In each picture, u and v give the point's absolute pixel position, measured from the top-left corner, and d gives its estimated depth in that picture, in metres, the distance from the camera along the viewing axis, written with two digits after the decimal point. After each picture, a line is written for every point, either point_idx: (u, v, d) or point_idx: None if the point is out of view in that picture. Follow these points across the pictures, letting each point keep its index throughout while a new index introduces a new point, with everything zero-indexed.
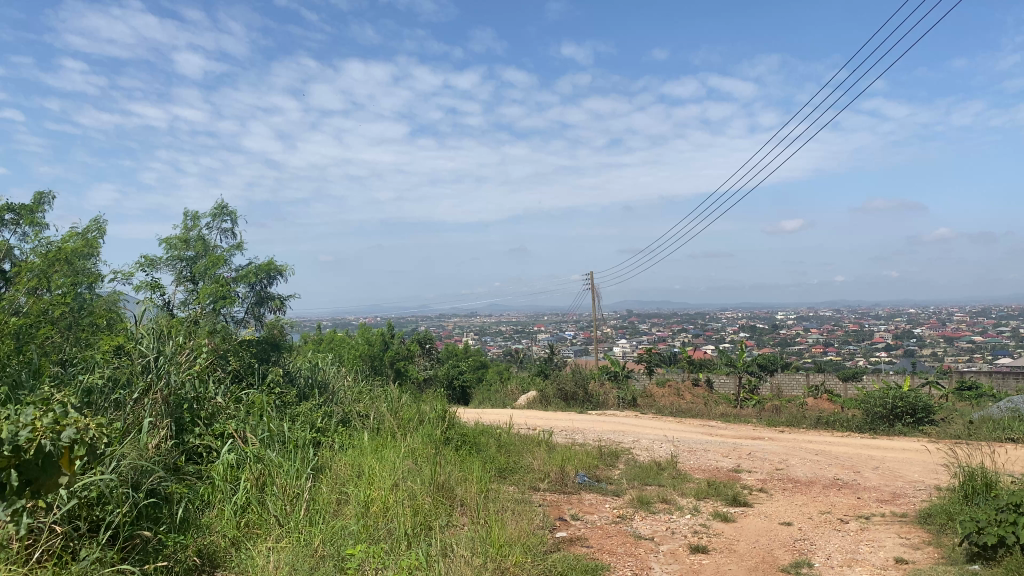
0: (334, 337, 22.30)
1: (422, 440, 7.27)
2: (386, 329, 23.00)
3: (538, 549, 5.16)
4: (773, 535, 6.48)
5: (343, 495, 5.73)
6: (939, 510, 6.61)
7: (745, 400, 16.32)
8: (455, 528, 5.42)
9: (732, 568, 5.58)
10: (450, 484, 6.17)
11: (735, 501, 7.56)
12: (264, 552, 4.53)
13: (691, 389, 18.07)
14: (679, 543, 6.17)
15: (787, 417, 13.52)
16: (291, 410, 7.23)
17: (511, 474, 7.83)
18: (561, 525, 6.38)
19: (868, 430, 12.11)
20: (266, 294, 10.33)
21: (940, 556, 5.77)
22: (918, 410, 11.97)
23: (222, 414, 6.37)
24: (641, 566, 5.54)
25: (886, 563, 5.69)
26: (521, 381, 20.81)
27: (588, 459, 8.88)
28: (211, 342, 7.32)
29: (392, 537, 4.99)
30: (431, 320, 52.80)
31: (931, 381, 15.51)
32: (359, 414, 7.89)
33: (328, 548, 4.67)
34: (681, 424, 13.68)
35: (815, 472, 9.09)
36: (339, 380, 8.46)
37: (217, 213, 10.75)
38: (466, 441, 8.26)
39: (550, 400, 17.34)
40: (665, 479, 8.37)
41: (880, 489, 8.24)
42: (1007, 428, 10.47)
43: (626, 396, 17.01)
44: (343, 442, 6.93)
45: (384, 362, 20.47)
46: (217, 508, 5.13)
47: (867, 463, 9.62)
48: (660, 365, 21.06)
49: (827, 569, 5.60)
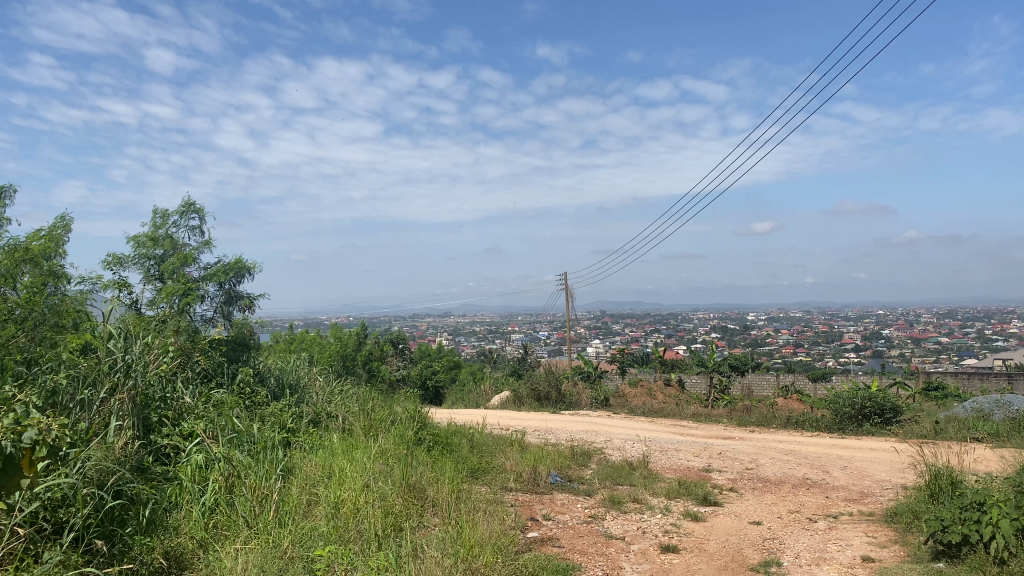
0: (305, 337, 22.13)
1: (393, 440, 7.23)
2: (358, 328, 22.87)
3: (509, 550, 5.15)
4: (743, 534, 6.53)
5: (314, 495, 5.70)
6: (905, 509, 6.71)
7: (716, 400, 16.44)
8: (425, 529, 5.41)
9: (702, 567, 5.61)
10: (422, 485, 6.13)
11: (706, 501, 7.60)
12: (232, 554, 4.48)
13: (663, 389, 18.18)
14: (649, 543, 6.20)
15: (758, 417, 13.63)
16: (260, 410, 7.16)
17: (484, 474, 7.82)
18: (532, 525, 6.39)
19: (837, 430, 12.25)
20: (235, 293, 10.22)
21: (906, 554, 5.85)
22: (886, 410, 12.14)
23: (190, 414, 6.29)
24: (612, 566, 5.55)
25: (853, 562, 5.74)
26: (494, 381, 20.80)
27: (560, 459, 8.89)
28: (179, 342, 7.23)
29: (362, 538, 4.96)
30: (404, 320, 52.64)
31: (898, 382, 15.76)
32: (329, 414, 7.84)
33: (297, 550, 4.63)
34: (653, 424, 13.74)
35: (784, 471, 9.17)
36: (310, 380, 8.40)
37: (184, 210, 10.62)
38: (438, 441, 8.23)
39: (523, 401, 17.34)
40: (636, 479, 8.41)
41: (848, 488, 8.33)
42: (972, 428, 10.66)
43: (598, 396, 17.08)
44: (313, 443, 6.88)
45: (357, 362, 20.36)
46: (185, 509, 5.07)
47: (836, 462, 9.73)
48: (632, 365, 21.18)
49: (796, 568, 5.65)
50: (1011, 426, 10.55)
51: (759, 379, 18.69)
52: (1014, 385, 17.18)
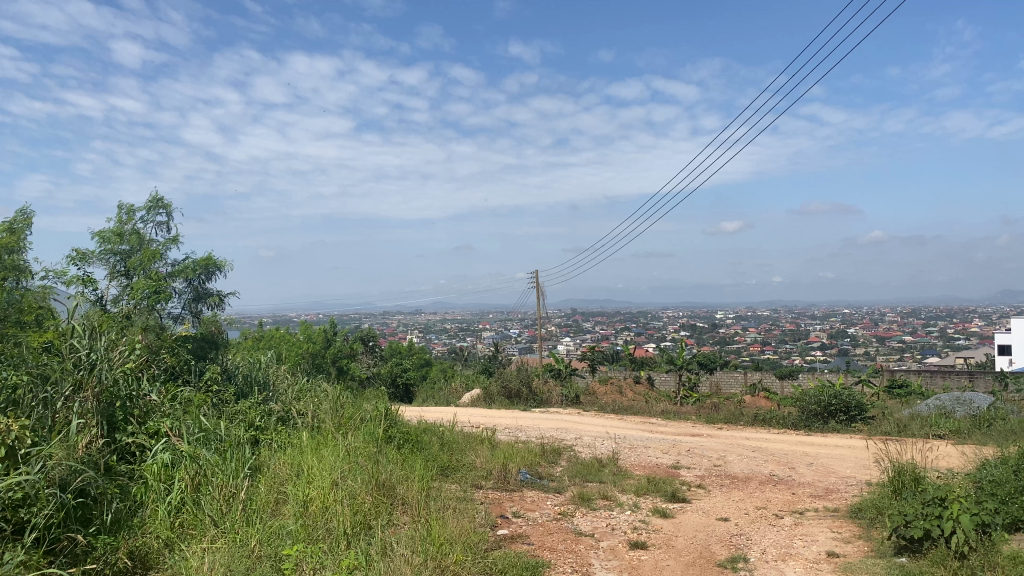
0: (273, 334, 21.87)
1: (363, 438, 7.19)
2: (328, 325, 22.66)
3: (479, 547, 5.14)
4: (711, 530, 6.60)
5: (282, 494, 5.66)
6: (869, 505, 6.83)
7: (685, 397, 16.61)
8: (394, 527, 5.39)
9: (670, 563, 5.67)
10: (391, 483, 6.10)
11: (674, 497, 7.68)
12: (199, 553, 4.44)
13: (633, 387, 18.34)
14: (619, 539, 6.25)
15: (726, 414, 13.79)
16: (228, 408, 7.08)
17: (454, 472, 7.81)
18: (502, 522, 6.39)
19: (803, 428, 12.41)
20: (204, 290, 10.10)
21: (870, 549, 5.94)
22: (851, 407, 12.30)
23: (157, 412, 6.21)
24: (581, 562, 5.58)
25: (818, 557, 5.83)
26: (465, 378, 20.81)
27: (530, 457, 8.92)
28: (145, 339, 7.14)
29: (331, 537, 4.94)
30: (375, 318, 52.42)
31: (863, 380, 16.04)
32: (298, 412, 7.78)
33: (265, 549, 4.60)
34: (622, 421, 13.86)
35: (751, 468, 9.28)
36: (279, 378, 8.33)
37: (152, 206, 10.47)
38: (408, 439, 8.20)
39: (494, 398, 17.24)
40: (606, 476, 8.47)
41: (814, 485, 8.45)
42: (935, 425, 10.88)
43: (569, 394, 17.19)
44: (282, 441, 6.83)
45: (327, 360, 20.24)
46: (150, 508, 5.01)
47: (802, 459, 9.86)
48: (603, 363, 21.33)
49: (762, 563, 5.72)
50: (971, 424, 10.75)
51: (727, 376, 18.87)
52: (976, 384, 17.50)
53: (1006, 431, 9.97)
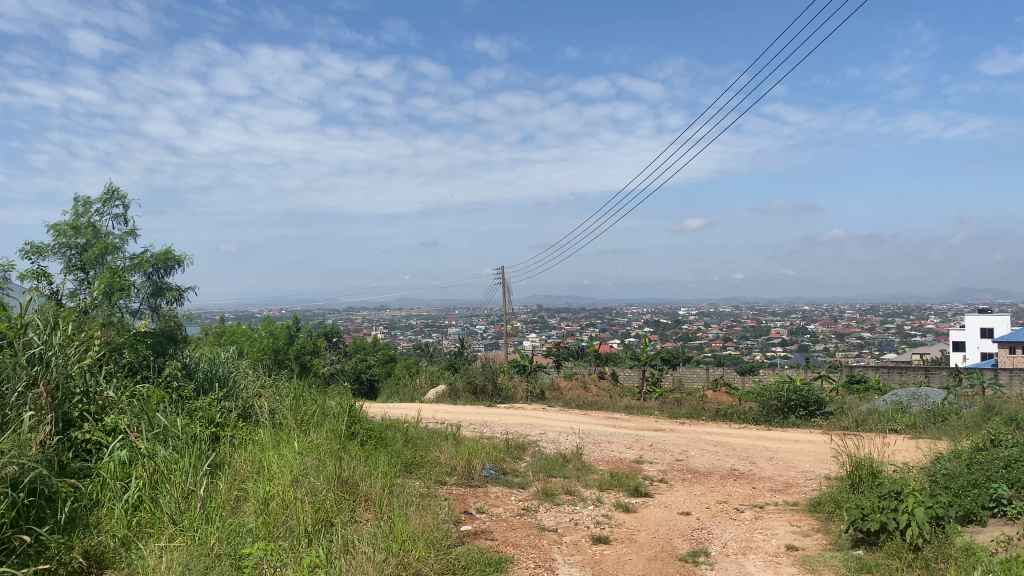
0: (235, 329, 21.57)
1: (325, 434, 7.15)
2: (291, 321, 22.41)
3: (442, 543, 5.14)
4: (673, 525, 6.66)
5: (242, 492, 5.61)
6: (828, 499, 6.94)
7: (648, 392, 16.76)
8: (357, 524, 5.37)
9: (632, 557, 5.71)
10: (354, 479, 6.07)
11: (637, 492, 7.74)
12: (157, 552, 4.38)
13: (597, 382, 18.48)
14: (581, 534, 6.28)
15: (688, 409, 13.93)
16: (188, 404, 6.99)
17: (417, 468, 7.78)
18: (466, 518, 6.39)
19: (764, 422, 12.57)
20: (163, 284, 9.96)
21: (828, 542, 6.04)
22: (811, 402, 12.49)
23: (114, 408, 6.10)
24: (544, 558, 5.60)
25: (777, 550, 5.92)
26: (430, 374, 20.76)
27: (494, 452, 8.91)
28: (104, 335, 7.02)
29: (292, 535, 4.91)
30: (339, 314, 52.08)
31: (823, 375, 16.33)
32: (259, 409, 7.71)
33: (224, 547, 4.55)
34: (586, 416, 13.94)
35: (713, 463, 9.38)
36: (240, 373, 8.21)
37: (107, 198, 10.27)
38: (372, 436, 8.15)
39: (459, 394, 17.21)
40: (569, 471, 8.50)
41: (774, 479, 8.57)
42: (891, 420, 11.09)
43: (534, 390, 17.27)
44: (242, 438, 6.76)
45: (289, 356, 20.08)
46: (107, 506, 4.92)
47: (762, 453, 9.99)
48: (567, 359, 21.44)
49: (723, 557, 5.79)
50: (927, 419, 10.98)
51: (690, 372, 19.06)
52: (931, 379, 17.88)
53: (959, 425, 10.20)
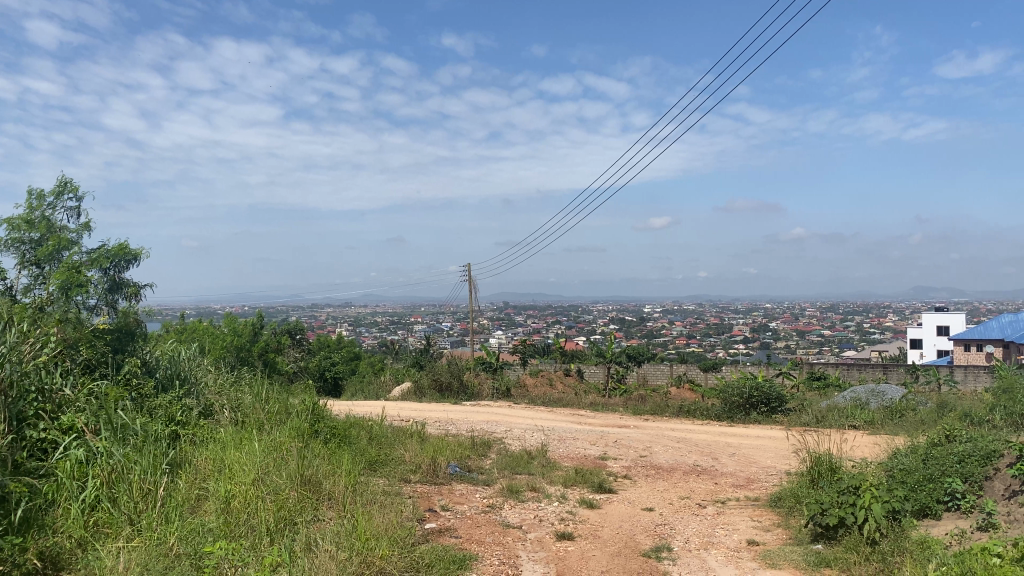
0: (197, 326, 21.27)
1: (288, 431, 7.10)
2: (254, 318, 22.16)
3: (406, 541, 5.14)
4: (636, 520, 6.72)
5: (203, 491, 5.55)
6: (788, 494, 7.04)
7: (614, 389, 16.87)
8: (320, 523, 5.34)
9: (596, 554, 5.74)
10: (317, 478, 6.03)
11: (601, 488, 7.79)
12: (114, 553, 4.31)
13: (562, 380, 18.56)
14: (546, 531, 6.30)
15: (652, 406, 14.05)
16: (147, 402, 6.88)
17: (382, 466, 7.74)
18: (430, 516, 6.37)
19: (726, 419, 12.71)
20: (121, 279, 9.82)
21: (788, 536, 6.12)
22: (772, 399, 12.68)
23: (71, 406, 5.98)
24: (508, 554, 5.61)
25: (739, 545, 5.99)
26: (394, 372, 20.67)
27: (459, 450, 8.89)
28: (60, 332, 6.86)
29: (254, 534, 4.86)
30: (303, 311, 51.60)
31: (784, 372, 16.57)
32: (221, 407, 7.62)
33: (183, 547, 4.49)
34: (552, 413, 13.99)
35: (676, 459, 9.48)
36: (200, 370, 8.08)
37: (59, 190, 10.06)
38: (336, 433, 8.09)
39: (425, 392, 17.16)
40: (534, 468, 8.51)
41: (736, 474, 8.69)
42: (850, 416, 11.30)
43: (500, 387, 17.28)
44: (203, 436, 6.69)
45: (253, 354, 19.86)
46: (62, 506, 4.82)
47: (725, 449, 10.11)
48: (533, 356, 21.48)
49: (685, 552, 5.85)
50: (884, 415, 11.19)
51: (654, 369, 19.22)
52: (888, 376, 18.21)
53: (916, 422, 10.41)
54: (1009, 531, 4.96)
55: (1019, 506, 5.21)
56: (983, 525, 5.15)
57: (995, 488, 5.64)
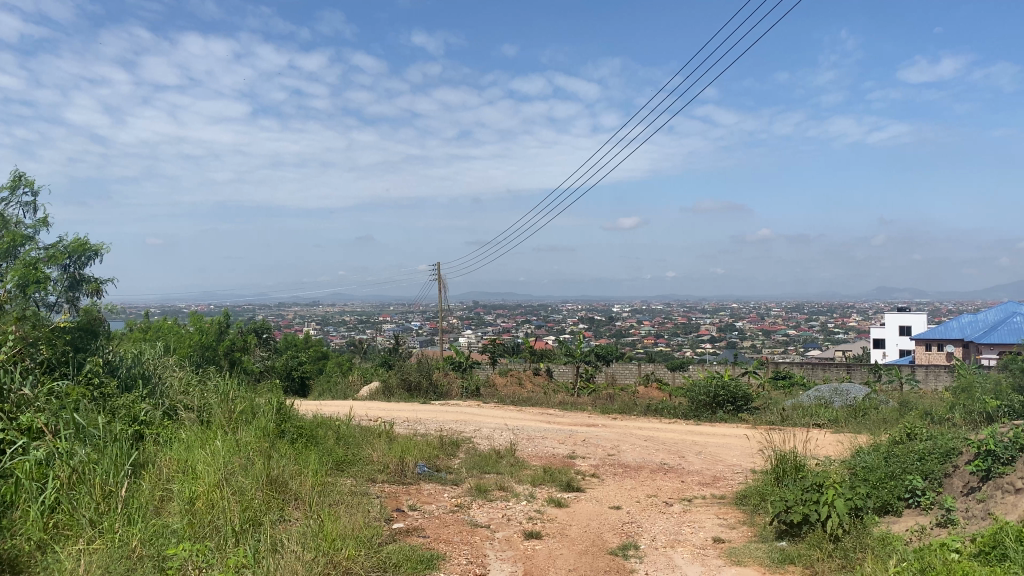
0: (161, 325, 20.97)
1: (254, 432, 7.03)
2: (220, 316, 21.91)
3: (373, 541, 5.13)
4: (604, 518, 6.76)
5: (167, 492, 5.47)
6: (753, 492, 7.12)
7: (582, 388, 16.93)
8: (286, 523, 5.31)
9: (563, 552, 5.77)
10: (283, 478, 5.98)
11: (569, 487, 7.82)
12: (75, 556, 4.23)
13: (531, 379, 18.59)
14: (514, 530, 6.31)
15: (620, 405, 14.13)
16: (110, 402, 6.76)
17: (349, 467, 7.68)
18: (397, 516, 6.35)
19: (693, 418, 12.82)
20: (81, 276, 9.65)
21: (752, 534, 6.19)
22: (738, 398, 12.81)
23: (30, 406, 5.86)
24: (476, 554, 5.61)
25: (705, 543, 6.04)
26: (362, 372, 20.53)
27: (428, 450, 8.87)
28: (18, 331, 6.71)
29: (219, 535, 4.81)
30: (269, 310, 51.06)
31: (750, 371, 16.75)
32: (185, 407, 7.52)
33: (147, 549, 4.42)
34: (521, 413, 14.00)
35: (644, 457, 9.54)
36: (164, 369, 7.96)
37: (13, 186, 9.86)
38: (302, 434, 8.03)
39: (393, 391, 17.09)
40: (503, 468, 8.52)
41: (702, 472, 8.77)
42: (815, 415, 11.47)
43: (469, 386, 17.26)
44: (167, 436, 6.59)
45: (218, 353, 19.60)
46: (21, 508, 4.72)
47: (692, 448, 10.20)
48: (503, 356, 21.48)
49: (652, 550, 5.90)
50: (847, 413, 11.37)
51: (622, 368, 19.34)
52: (852, 375, 18.48)
53: (878, 420, 10.58)
54: (968, 527, 5.07)
55: (976, 502, 5.34)
56: (942, 521, 5.26)
57: (953, 485, 5.78)
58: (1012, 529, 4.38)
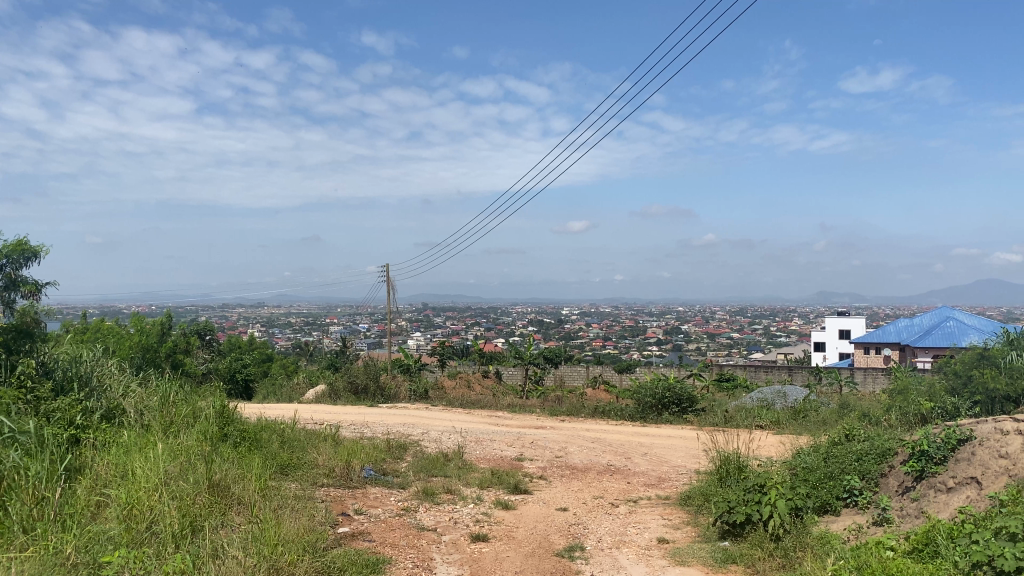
0: (99, 326, 20.40)
1: (197, 436, 6.88)
2: (162, 318, 21.39)
3: (317, 546, 5.06)
4: (550, 520, 6.79)
5: (104, 497, 5.33)
6: (697, 492, 7.23)
7: (531, 391, 16.97)
8: (228, 528, 5.21)
9: (510, 555, 5.77)
10: (225, 482, 5.87)
11: (516, 489, 7.84)
12: (4, 564, 4.07)
13: (480, 381, 18.59)
14: (460, 533, 6.29)
15: (568, 407, 14.20)
16: (44, 404, 6.55)
17: (294, 471, 7.57)
18: (343, 520, 6.29)
19: (639, 419, 12.96)
20: (17, 277, 9.28)
21: (696, 534, 6.29)
22: (683, 400, 12.99)
23: None
24: (422, 557, 5.58)
25: (650, 544, 6.12)
26: (309, 374, 20.23)
27: (374, 453, 8.80)
28: None
29: (156, 541, 4.71)
30: (212, 311, 50.05)
31: (695, 373, 17.00)
32: (124, 410, 7.32)
33: (81, 556, 4.30)
34: (470, 415, 13.98)
35: (590, 459, 9.61)
36: (103, 370, 7.73)
37: None
38: (246, 437, 7.92)
39: (340, 394, 16.89)
40: (450, 471, 8.50)
41: (648, 473, 8.87)
42: (758, 416, 11.68)
43: (417, 389, 17.18)
44: (105, 441, 6.42)
45: (160, 355, 19.13)
46: None
47: (638, 449, 10.32)
48: (452, 358, 21.43)
49: (597, 551, 5.95)
50: (789, 415, 11.62)
51: (571, 370, 19.44)
52: (794, 377, 18.88)
53: (818, 422, 10.83)
54: (902, 525, 5.22)
55: (910, 501, 5.51)
56: (878, 520, 5.41)
57: (889, 484, 5.95)
58: (944, 526, 4.54)
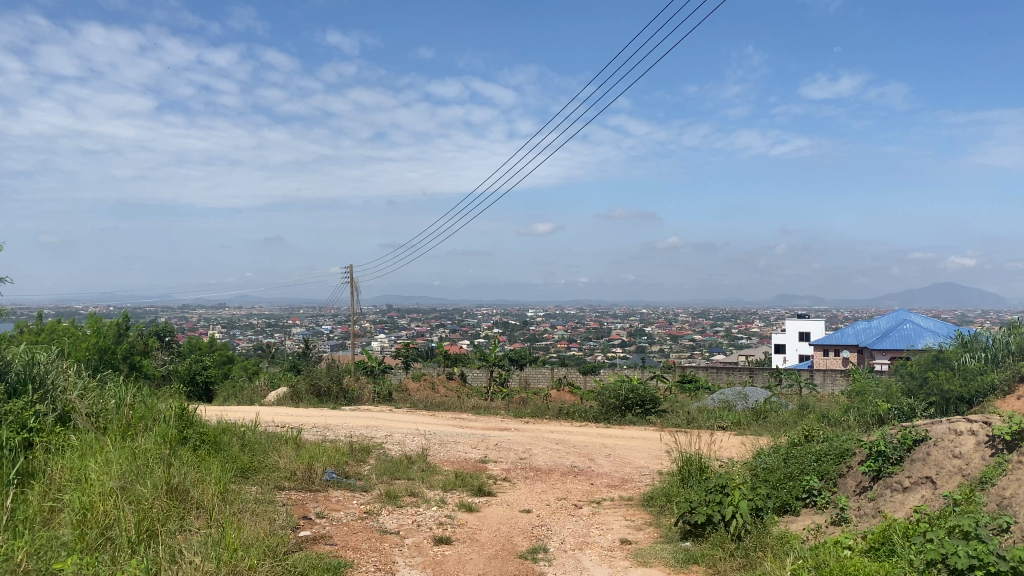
0: (55, 326, 19.97)
1: (154, 439, 6.76)
2: (120, 319, 20.97)
3: (278, 550, 5.00)
4: (514, 522, 6.79)
5: (58, 502, 5.22)
6: (660, 493, 7.28)
7: (495, 392, 16.97)
8: (186, 532, 5.13)
9: (473, 557, 5.77)
10: (185, 486, 5.79)
11: (480, 492, 7.82)
12: None
13: (445, 383, 18.53)
14: (423, 535, 6.27)
15: (532, 409, 14.23)
16: None
17: (254, 474, 7.48)
18: (304, 523, 6.22)
19: (603, 420, 13.02)
20: None
21: (658, 535, 6.34)
22: (646, 401, 13.10)
23: None
24: (384, 561, 5.54)
25: (612, 544, 6.15)
26: (271, 376, 20.00)
27: (337, 456, 8.73)
28: None
29: (111, 547, 4.62)
30: (171, 311, 49.21)
31: (658, 376, 17.15)
32: (80, 413, 7.16)
33: (33, 562, 4.19)
34: (434, 417, 13.93)
35: (554, 460, 9.64)
36: (59, 371, 7.56)
37: None
38: (206, 440, 7.81)
39: (302, 397, 16.72)
40: (413, 473, 8.47)
41: (611, 474, 8.93)
42: (720, 418, 11.81)
43: (380, 392, 17.09)
44: (59, 444, 6.27)
45: (117, 357, 18.73)
46: None
47: (601, 450, 10.37)
48: (416, 359, 21.33)
49: (560, 552, 5.97)
50: (749, 416, 11.76)
51: (536, 372, 19.45)
52: (755, 379, 19.13)
53: (778, 423, 10.99)
54: (860, 525, 5.31)
55: (868, 501, 5.60)
56: (836, 520, 5.49)
57: (847, 484, 6.05)
58: (899, 525, 4.62)
